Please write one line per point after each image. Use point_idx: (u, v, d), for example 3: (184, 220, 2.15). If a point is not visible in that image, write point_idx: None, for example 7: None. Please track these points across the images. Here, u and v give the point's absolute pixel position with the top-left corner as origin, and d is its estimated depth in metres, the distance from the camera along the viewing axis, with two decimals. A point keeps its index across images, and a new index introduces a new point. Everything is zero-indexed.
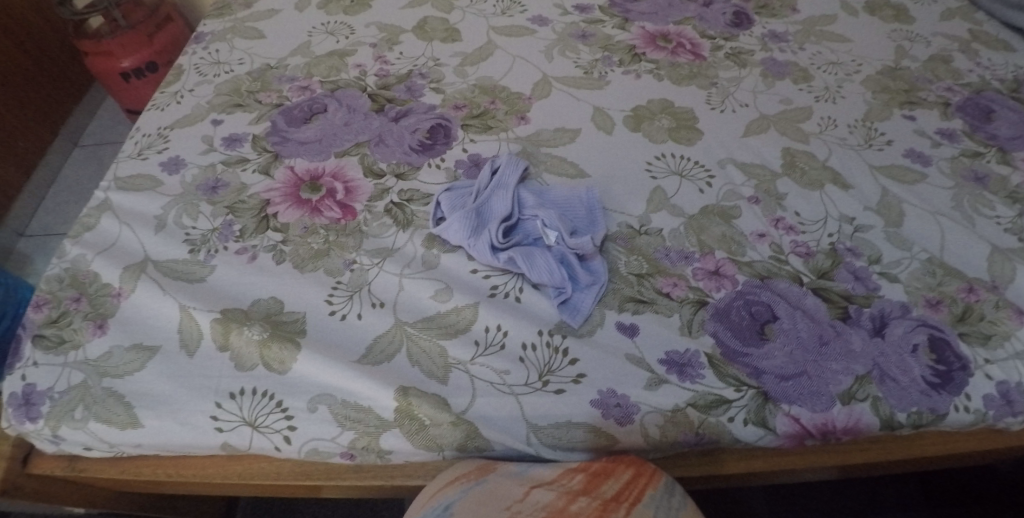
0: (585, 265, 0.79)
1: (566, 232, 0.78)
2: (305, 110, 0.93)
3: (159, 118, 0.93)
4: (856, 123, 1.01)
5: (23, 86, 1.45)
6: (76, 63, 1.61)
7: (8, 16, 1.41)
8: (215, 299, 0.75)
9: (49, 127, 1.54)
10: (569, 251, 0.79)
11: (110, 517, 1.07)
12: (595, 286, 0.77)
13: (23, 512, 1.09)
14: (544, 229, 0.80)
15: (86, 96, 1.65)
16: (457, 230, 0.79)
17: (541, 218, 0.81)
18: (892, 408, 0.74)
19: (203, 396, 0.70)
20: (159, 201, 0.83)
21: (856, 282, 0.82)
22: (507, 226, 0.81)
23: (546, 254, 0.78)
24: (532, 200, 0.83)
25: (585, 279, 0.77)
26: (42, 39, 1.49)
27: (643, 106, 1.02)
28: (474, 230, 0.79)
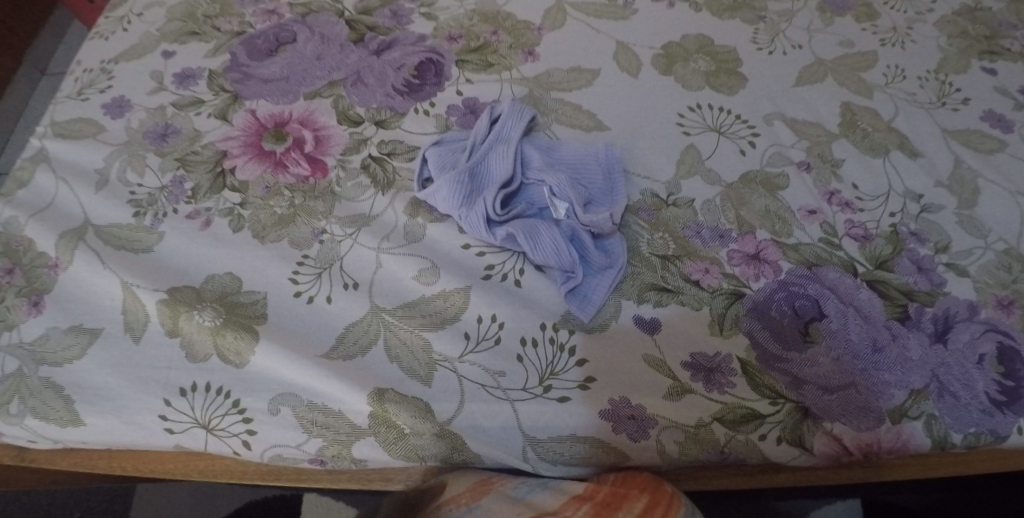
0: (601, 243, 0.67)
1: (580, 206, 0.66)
2: (270, 39, 0.78)
3: (102, 49, 0.78)
4: (927, 75, 0.85)
5: None
6: None
7: None
8: (164, 275, 0.63)
9: (13, 53, 1.37)
10: (583, 227, 0.67)
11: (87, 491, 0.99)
12: (613, 270, 0.66)
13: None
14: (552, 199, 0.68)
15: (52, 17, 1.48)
16: (445, 195, 0.66)
17: (549, 185, 0.68)
18: (947, 428, 0.64)
19: (151, 393, 0.60)
20: (100, 151, 0.70)
21: (918, 274, 0.70)
22: (507, 192, 0.68)
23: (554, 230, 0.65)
24: (538, 161, 0.70)
25: (602, 263, 0.66)
26: None
27: (676, 42, 0.86)
28: (467, 198, 0.66)
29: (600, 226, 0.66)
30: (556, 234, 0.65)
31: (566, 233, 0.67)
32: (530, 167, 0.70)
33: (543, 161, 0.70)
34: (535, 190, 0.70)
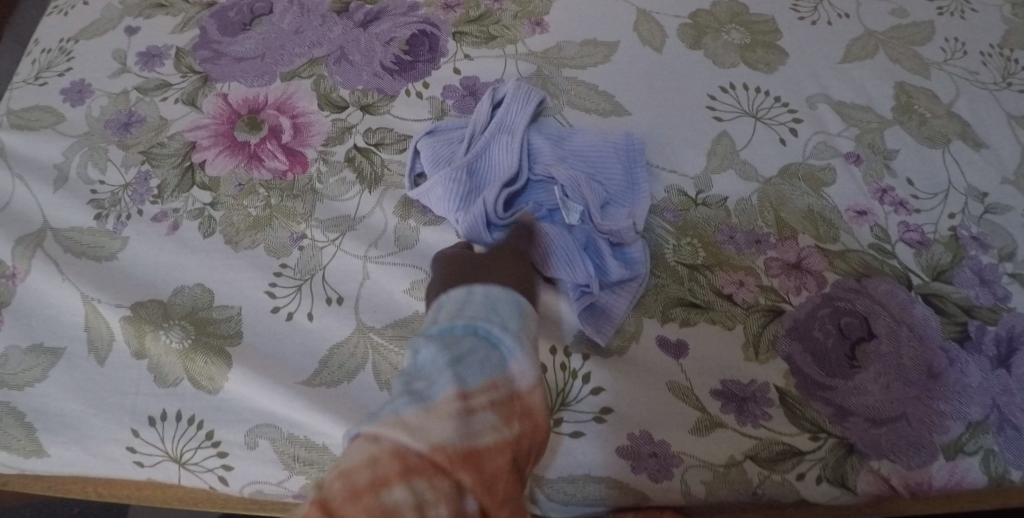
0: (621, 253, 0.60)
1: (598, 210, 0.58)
2: (244, 12, 0.70)
3: (60, 24, 0.70)
4: (991, 50, 0.75)
5: None
6: None
7: None
8: (129, 288, 0.57)
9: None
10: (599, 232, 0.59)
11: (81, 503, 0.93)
12: (634, 283, 0.58)
13: None
14: (563, 200, 0.60)
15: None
16: (439, 197, 0.59)
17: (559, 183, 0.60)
18: (1008, 465, 0.56)
19: (117, 422, 0.54)
20: (59, 143, 0.63)
21: (980, 287, 0.62)
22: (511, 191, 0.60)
23: (566, 237, 0.58)
24: (547, 154, 0.62)
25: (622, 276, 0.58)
26: None
27: (705, 11, 0.77)
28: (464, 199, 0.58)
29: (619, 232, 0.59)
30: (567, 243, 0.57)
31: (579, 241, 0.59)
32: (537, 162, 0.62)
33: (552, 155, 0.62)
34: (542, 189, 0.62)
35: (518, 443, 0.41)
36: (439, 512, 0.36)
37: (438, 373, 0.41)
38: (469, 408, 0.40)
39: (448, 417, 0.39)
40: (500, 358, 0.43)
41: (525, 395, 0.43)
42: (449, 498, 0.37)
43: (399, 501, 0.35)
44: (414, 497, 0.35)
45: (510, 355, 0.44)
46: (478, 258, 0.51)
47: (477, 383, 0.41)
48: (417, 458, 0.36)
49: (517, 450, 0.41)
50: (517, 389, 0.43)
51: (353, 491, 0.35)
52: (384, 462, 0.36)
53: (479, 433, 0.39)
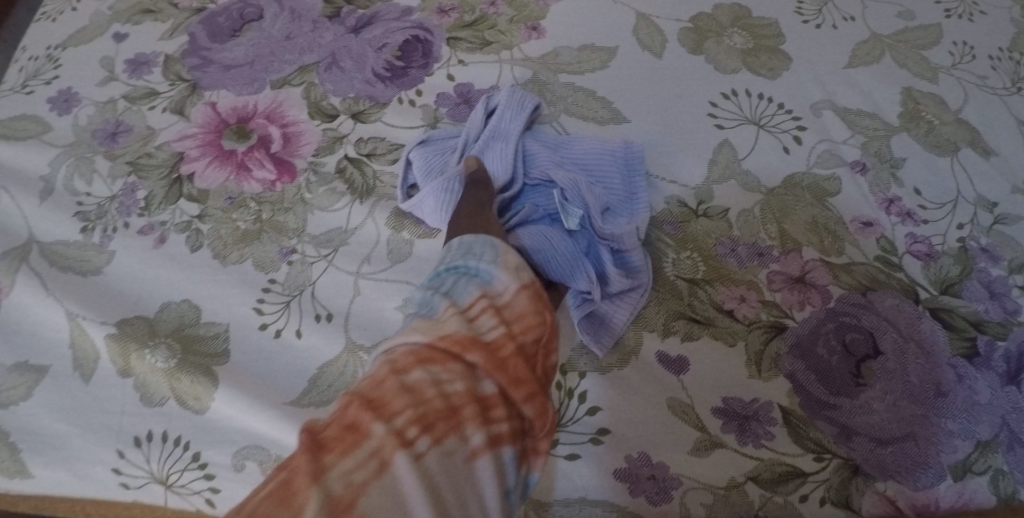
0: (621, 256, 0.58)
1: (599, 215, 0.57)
2: (233, 17, 0.69)
3: (47, 30, 0.69)
4: (1000, 54, 0.73)
5: None
6: None
7: None
8: (115, 304, 0.55)
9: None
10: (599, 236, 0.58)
11: None
12: (636, 289, 0.57)
13: None
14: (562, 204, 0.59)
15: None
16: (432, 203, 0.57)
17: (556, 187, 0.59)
18: (1018, 484, 0.55)
19: (103, 442, 0.52)
20: (45, 154, 0.61)
21: (990, 300, 0.60)
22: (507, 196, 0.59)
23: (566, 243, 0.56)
24: (545, 156, 0.61)
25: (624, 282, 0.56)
26: None
27: (707, 14, 0.75)
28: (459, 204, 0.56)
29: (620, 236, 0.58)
30: (569, 249, 0.56)
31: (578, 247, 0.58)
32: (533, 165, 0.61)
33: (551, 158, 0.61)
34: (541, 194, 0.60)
35: (523, 334, 0.43)
36: (457, 390, 0.38)
37: (434, 296, 0.43)
38: (467, 314, 0.42)
39: (448, 316, 0.41)
40: (484, 278, 0.45)
41: (514, 298, 0.44)
42: (464, 378, 0.39)
43: (418, 382, 0.37)
44: (429, 376, 0.38)
45: (490, 276, 0.45)
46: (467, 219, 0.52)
47: (469, 295, 0.43)
48: (425, 348, 0.39)
49: (522, 341, 0.42)
50: (508, 296, 0.44)
51: (373, 382, 0.37)
52: (397, 357, 0.39)
53: (482, 331, 0.41)
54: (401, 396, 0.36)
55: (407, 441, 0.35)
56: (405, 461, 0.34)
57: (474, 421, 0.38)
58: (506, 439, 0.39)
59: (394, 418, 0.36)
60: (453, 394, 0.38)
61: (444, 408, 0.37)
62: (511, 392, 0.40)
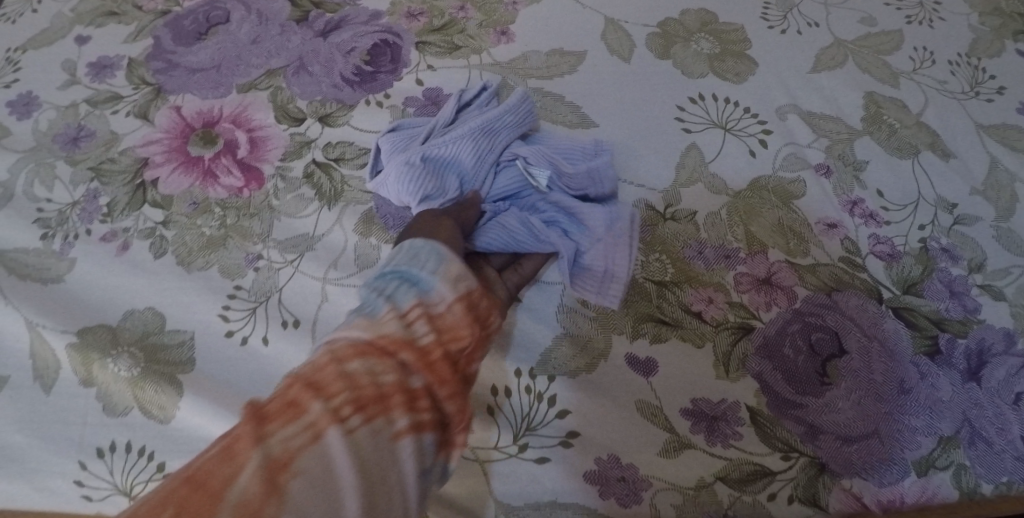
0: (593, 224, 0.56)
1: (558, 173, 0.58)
2: (200, 21, 0.68)
3: (5, 31, 0.67)
4: (959, 59, 0.75)
5: None
6: None
7: None
8: (76, 312, 0.54)
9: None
10: (569, 208, 0.57)
11: None
12: (610, 256, 0.55)
13: None
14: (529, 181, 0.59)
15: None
16: (394, 180, 0.57)
17: (519, 164, 0.59)
18: (978, 478, 0.56)
19: (63, 453, 0.51)
20: (3, 160, 0.60)
21: (950, 299, 0.61)
22: (473, 176, 0.59)
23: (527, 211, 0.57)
24: (509, 134, 0.61)
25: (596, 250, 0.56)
26: None
27: (674, 20, 0.76)
28: (419, 178, 0.56)
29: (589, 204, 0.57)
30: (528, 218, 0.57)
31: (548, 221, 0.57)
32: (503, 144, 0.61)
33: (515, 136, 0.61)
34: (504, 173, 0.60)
35: (454, 341, 0.43)
36: (388, 380, 0.39)
37: (374, 297, 0.43)
38: (405, 318, 0.42)
39: (388, 315, 0.42)
40: (424, 287, 0.44)
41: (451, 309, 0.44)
42: (396, 372, 0.40)
43: (353, 371, 0.39)
44: (364, 368, 0.39)
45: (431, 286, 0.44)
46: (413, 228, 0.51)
47: (408, 301, 0.43)
48: (363, 342, 0.40)
49: (452, 350, 0.43)
50: (443, 306, 0.44)
51: (315, 366, 0.39)
52: (339, 345, 0.40)
53: (416, 336, 0.42)
54: (338, 381, 0.38)
55: (340, 418, 0.37)
56: (338, 435, 0.37)
57: (403, 408, 0.40)
58: (429, 430, 0.41)
59: (324, 404, 0.37)
60: (385, 383, 0.39)
61: (374, 398, 0.39)
62: (436, 390, 0.41)
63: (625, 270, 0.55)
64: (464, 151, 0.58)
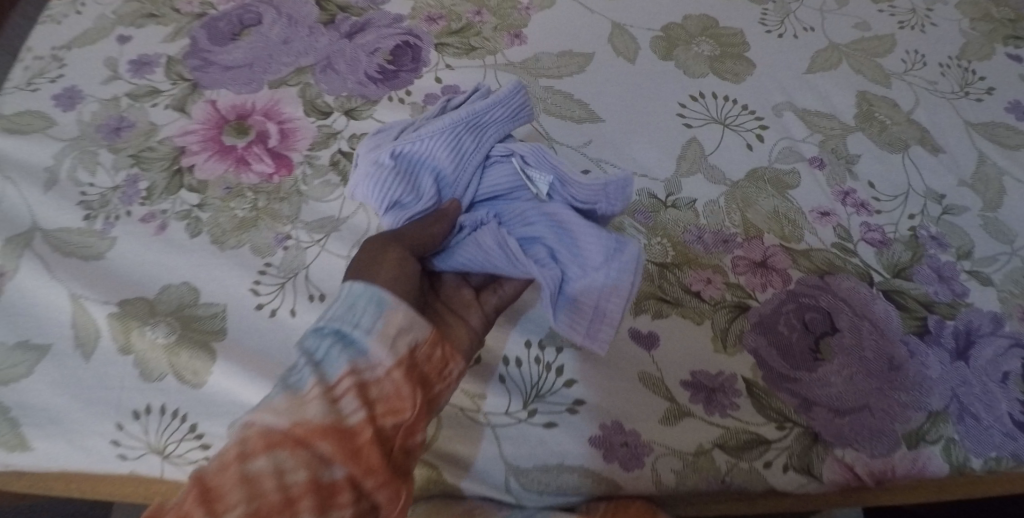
0: (587, 253, 0.49)
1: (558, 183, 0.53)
2: (234, 23, 0.73)
3: (52, 31, 0.72)
4: (950, 62, 0.79)
5: None
6: None
7: None
8: (116, 286, 0.58)
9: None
10: (565, 229, 0.51)
11: None
12: (601, 297, 0.49)
13: None
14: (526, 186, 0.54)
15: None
16: (364, 182, 0.54)
17: (516, 167, 0.54)
18: (967, 452, 0.59)
19: (101, 415, 0.55)
20: (48, 147, 0.64)
21: (939, 284, 0.64)
22: (452, 179, 0.55)
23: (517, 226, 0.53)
24: (500, 129, 0.56)
25: (586, 281, 0.49)
26: None
27: (676, 24, 0.80)
28: (388, 184, 0.52)
29: (587, 230, 0.50)
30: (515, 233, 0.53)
31: (535, 237, 0.52)
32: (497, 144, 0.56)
33: (508, 130, 0.56)
34: (497, 174, 0.55)
35: (385, 415, 0.45)
36: (299, 479, 0.41)
37: (305, 365, 0.45)
38: (332, 395, 0.44)
39: (312, 398, 0.43)
40: (359, 349, 0.46)
41: (381, 379, 0.46)
42: (310, 465, 0.41)
43: (260, 470, 0.40)
44: (273, 465, 0.41)
45: (365, 349, 0.46)
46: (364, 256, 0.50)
47: (338, 372, 0.44)
48: (277, 434, 0.41)
49: (382, 424, 0.45)
50: (379, 372, 0.46)
51: (219, 467, 0.40)
52: (250, 439, 0.41)
53: (343, 415, 0.43)
54: (237, 489, 0.39)
55: None
56: None
57: (313, 507, 0.41)
58: None
59: (225, 511, 0.39)
60: (294, 483, 0.41)
61: (281, 500, 0.40)
62: (359, 480, 0.43)
63: (617, 313, 0.49)
64: (445, 152, 0.54)
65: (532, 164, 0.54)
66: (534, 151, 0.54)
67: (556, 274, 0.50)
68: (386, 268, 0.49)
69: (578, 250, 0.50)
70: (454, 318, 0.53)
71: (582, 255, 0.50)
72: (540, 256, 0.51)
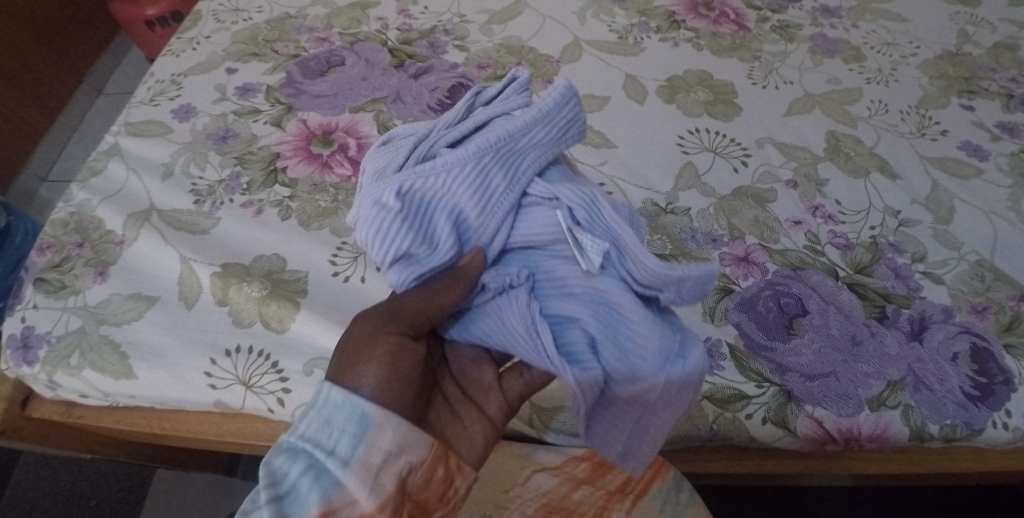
0: (636, 366, 0.51)
1: (615, 257, 0.50)
2: (321, 62, 0.89)
3: (173, 64, 0.90)
4: (909, 110, 0.94)
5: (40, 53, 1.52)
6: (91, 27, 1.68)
7: None
8: (218, 253, 0.72)
9: (73, 73, 1.64)
10: (613, 326, 0.51)
11: (107, 486, 1.20)
12: (645, 413, 0.54)
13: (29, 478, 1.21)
14: (573, 250, 0.50)
15: (112, 44, 1.77)
16: (369, 222, 0.51)
17: (565, 228, 0.51)
18: (925, 418, 0.69)
19: (199, 351, 0.67)
20: (166, 148, 0.80)
21: (896, 280, 0.76)
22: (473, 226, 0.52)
23: (566, 303, 0.52)
24: (535, 161, 0.53)
25: (631, 390, 0.51)
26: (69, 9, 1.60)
27: (678, 76, 0.96)
28: (396, 231, 0.50)
29: (643, 333, 0.50)
30: (560, 311, 0.52)
31: (575, 321, 0.52)
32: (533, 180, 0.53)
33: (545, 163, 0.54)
34: (539, 231, 0.52)
35: None
36: None
37: (272, 500, 0.45)
38: None
39: None
40: (333, 479, 0.46)
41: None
42: None
43: None
44: None
45: (339, 480, 0.47)
46: (363, 333, 0.51)
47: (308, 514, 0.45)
48: None
49: None
50: (357, 510, 0.47)
51: None
52: None
53: None
54: None
55: None
56: None
57: None
58: None
59: None
60: None
61: None
62: None
63: (660, 422, 0.54)
64: (469, 195, 0.52)
65: (583, 223, 0.51)
66: (587, 213, 0.50)
67: (597, 378, 0.51)
68: (377, 361, 0.50)
69: (626, 358, 0.51)
70: (465, 408, 0.57)
71: (631, 365, 0.51)
72: (579, 351, 0.52)
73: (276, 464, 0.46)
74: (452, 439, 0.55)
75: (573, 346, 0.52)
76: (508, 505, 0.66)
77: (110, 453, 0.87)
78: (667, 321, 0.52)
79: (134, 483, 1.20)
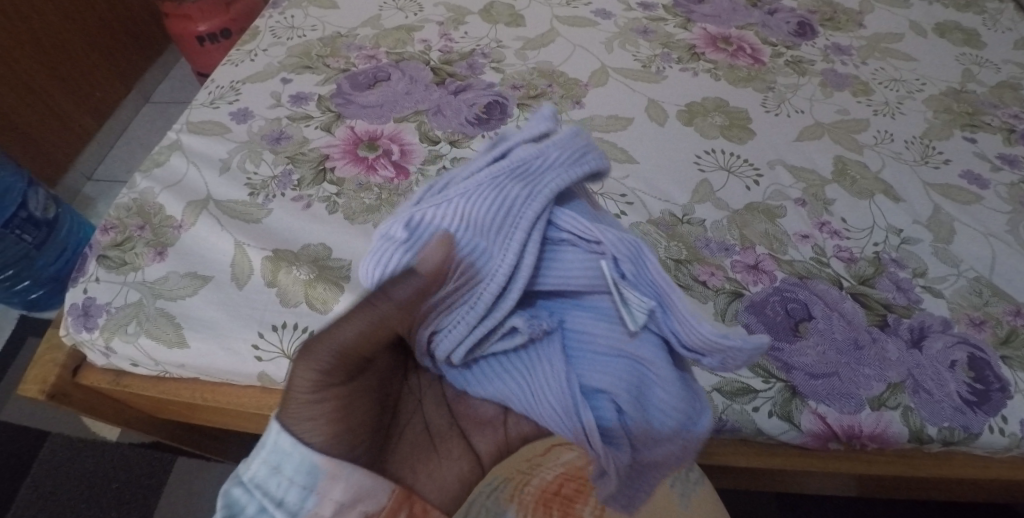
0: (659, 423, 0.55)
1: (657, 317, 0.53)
2: (369, 77, 0.97)
3: (233, 72, 0.98)
4: (914, 140, 1.00)
5: (95, 61, 1.64)
6: (144, 42, 1.80)
7: (103, 4, 1.63)
8: (269, 240, 0.79)
9: (123, 83, 1.75)
10: (641, 384, 0.54)
11: (130, 470, 1.25)
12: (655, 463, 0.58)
13: (57, 457, 1.26)
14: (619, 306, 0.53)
15: (162, 59, 1.88)
16: (374, 254, 0.54)
17: (610, 279, 0.53)
18: (923, 420, 0.73)
19: (249, 326, 0.73)
20: (225, 146, 0.88)
21: (897, 292, 0.81)
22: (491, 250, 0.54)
23: (597, 361, 0.55)
24: (557, 176, 0.55)
25: (654, 448, 0.56)
26: (125, 22, 1.71)
27: (697, 102, 1.02)
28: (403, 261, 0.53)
29: (672, 394, 0.54)
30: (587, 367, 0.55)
31: (602, 378, 0.54)
32: (548, 202, 0.55)
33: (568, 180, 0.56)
34: (573, 275, 0.54)
35: None
36: None
37: None
38: None
39: None
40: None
41: None
42: None
43: None
44: None
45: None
46: (329, 374, 0.51)
47: None
48: None
49: None
50: None
51: None
52: None
53: None
54: None
55: None
56: None
57: None
58: None
59: None
60: None
61: None
62: None
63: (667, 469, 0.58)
64: (485, 222, 0.54)
65: (627, 276, 0.53)
66: (633, 267, 0.53)
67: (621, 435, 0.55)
68: (333, 408, 0.52)
69: (652, 423, 0.55)
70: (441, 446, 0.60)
71: (654, 427, 0.55)
72: (608, 416, 0.55)
73: (233, 495, 0.51)
74: (421, 481, 0.59)
75: (598, 404, 0.55)
76: (531, 471, 0.76)
77: (143, 428, 0.93)
78: (690, 389, 0.56)
79: (156, 470, 1.25)
